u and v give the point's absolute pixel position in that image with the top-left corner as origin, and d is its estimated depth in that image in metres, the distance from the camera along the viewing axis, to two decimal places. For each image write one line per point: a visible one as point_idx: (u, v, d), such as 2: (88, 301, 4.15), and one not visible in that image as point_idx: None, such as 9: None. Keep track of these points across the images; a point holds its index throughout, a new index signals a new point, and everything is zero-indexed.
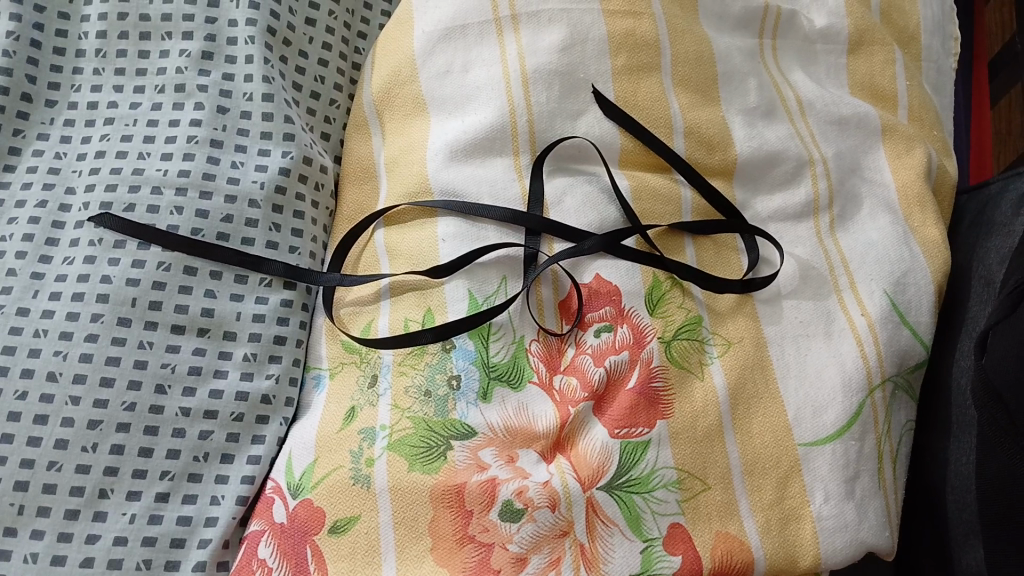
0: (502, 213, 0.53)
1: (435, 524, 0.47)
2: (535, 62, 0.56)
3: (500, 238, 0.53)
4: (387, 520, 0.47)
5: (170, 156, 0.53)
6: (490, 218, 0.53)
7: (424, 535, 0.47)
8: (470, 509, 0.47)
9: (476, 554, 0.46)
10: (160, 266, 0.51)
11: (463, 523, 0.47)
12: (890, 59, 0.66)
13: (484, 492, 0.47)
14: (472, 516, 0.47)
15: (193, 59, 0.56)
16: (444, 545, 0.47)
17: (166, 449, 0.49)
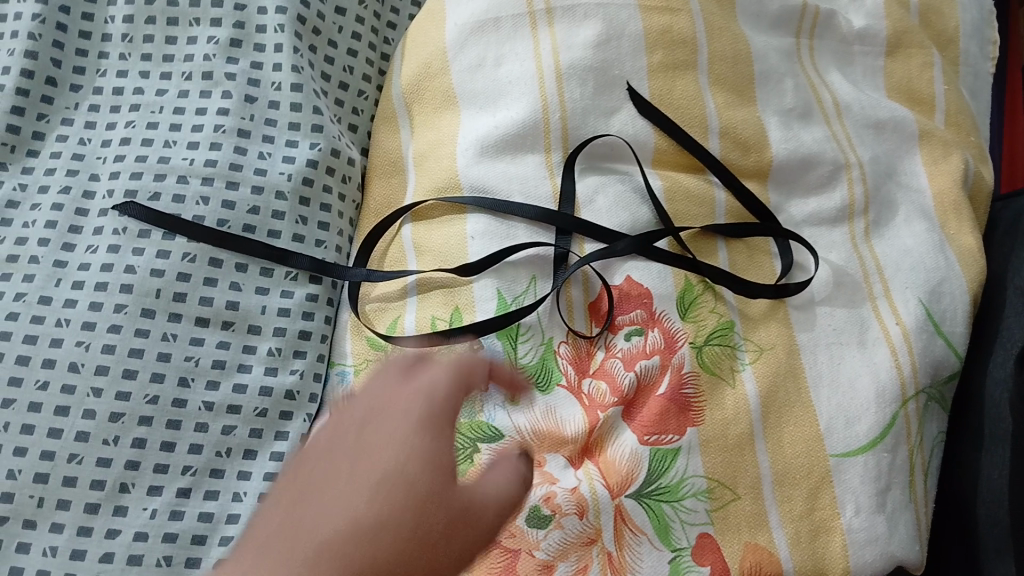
0: (532, 213, 0.52)
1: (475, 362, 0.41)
2: (570, 57, 0.54)
3: (530, 238, 0.52)
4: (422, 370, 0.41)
5: (197, 145, 0.52)
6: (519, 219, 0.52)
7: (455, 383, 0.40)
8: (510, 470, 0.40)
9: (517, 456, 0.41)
10: (185, 258, 0.49)
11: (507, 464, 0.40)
12: (929, 62, 0.64)
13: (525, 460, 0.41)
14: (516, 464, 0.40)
15: (221, 47, 0.55)
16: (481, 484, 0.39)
17: (188, 444, 0.47)
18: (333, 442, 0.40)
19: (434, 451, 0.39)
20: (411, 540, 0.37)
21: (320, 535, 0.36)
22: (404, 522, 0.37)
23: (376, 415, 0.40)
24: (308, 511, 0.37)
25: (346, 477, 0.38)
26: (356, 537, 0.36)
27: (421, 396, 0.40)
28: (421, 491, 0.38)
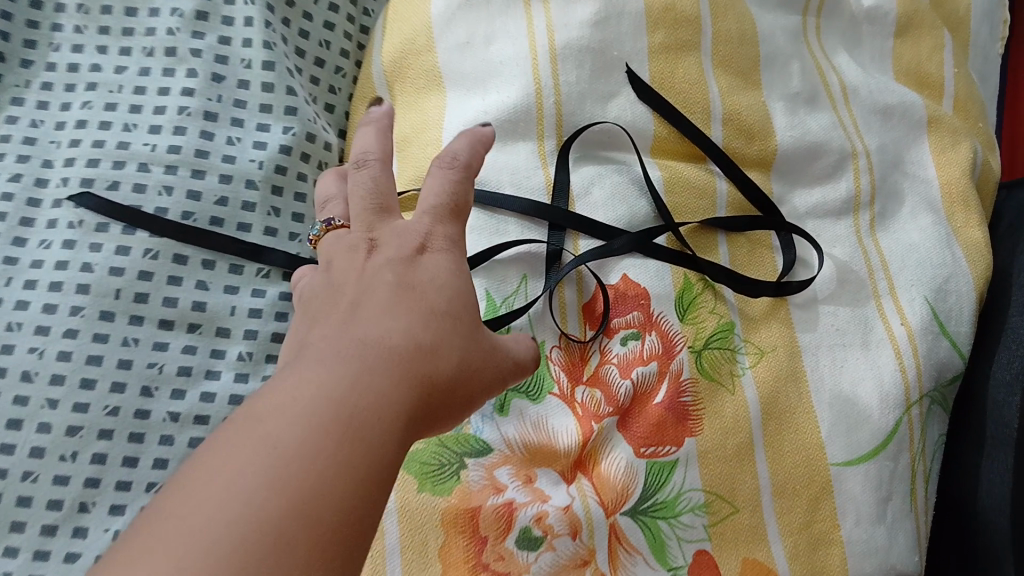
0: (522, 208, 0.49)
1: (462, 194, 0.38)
2: (565, 37, 0.51)
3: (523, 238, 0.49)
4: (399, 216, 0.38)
5: (159, 129, 0.48)
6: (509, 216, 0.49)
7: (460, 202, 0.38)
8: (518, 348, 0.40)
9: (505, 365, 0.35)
10: (147, 254, 0.46)
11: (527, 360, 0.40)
12: (938, 44, 0.61)
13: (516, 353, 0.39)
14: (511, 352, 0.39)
15: (186, 20, 0.50)
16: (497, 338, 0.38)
17: (152, 458, 0.44)
18: (348, 264, 0.36)
19: (453, 269, 0.36)
20: (462, 371, 0.35)
21: (368, 343, 0.32)
22: (442, 328, 0.34)
23: (408, 264, 0.36)
24: (330, 345, 0.32)
25: (388, 301, 0.34)
26: (414, 351, 0.33)
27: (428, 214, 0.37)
28: (463, 325, 0.35)
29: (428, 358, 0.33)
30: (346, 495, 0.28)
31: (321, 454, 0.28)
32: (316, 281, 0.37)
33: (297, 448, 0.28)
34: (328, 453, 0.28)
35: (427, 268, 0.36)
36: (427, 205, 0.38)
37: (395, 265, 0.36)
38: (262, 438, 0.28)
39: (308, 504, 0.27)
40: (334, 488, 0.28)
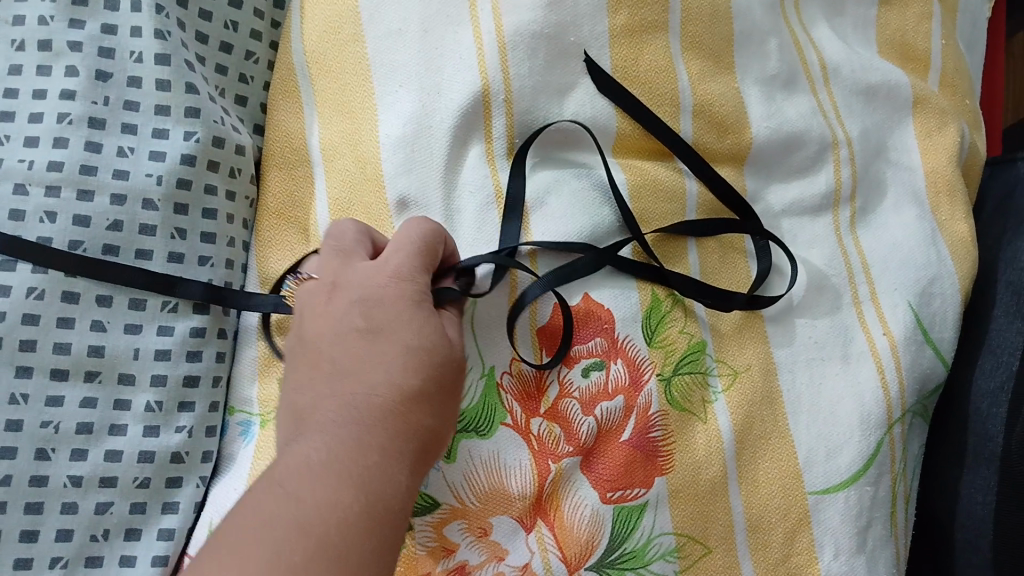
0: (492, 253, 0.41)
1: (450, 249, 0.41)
2: (514, 22, 0.44)
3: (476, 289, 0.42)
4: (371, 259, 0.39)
5: (36, 141, 0.40)
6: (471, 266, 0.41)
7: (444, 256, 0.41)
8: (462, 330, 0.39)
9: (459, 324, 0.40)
10: (31, 293, 0.39)
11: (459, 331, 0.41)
12: (927, 12, 0.56)
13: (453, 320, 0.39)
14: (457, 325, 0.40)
15: (61, 6, 0.42)
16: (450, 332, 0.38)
17: (54, 530, 0.38)
18: (320, 317, 0.38)
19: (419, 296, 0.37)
20: (446, 394, 0.37)
21: (363, 402, 0.35)
22: (429, 373, 0.36)
23: (371, 302, 0.37)
24: (326, 412, 0.35)
25: (366, 352, 0.36)
26: (403, 396, 0.35)
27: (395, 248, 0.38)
28: (441, 362, 0.36)
29: (416, 394, 0.35)
30: (365, 541, 0.32)
31: (341, 505, 0.32)
32: (295, 336, 0.39)
33: (319, 502, 0.31)
34: (344, 506, 0.32)
35: (389, 302, 0.37)
36: (405, 238, 0.38)
37: (364, 303, 0.37)
38: (278, 496, 0.31)
39: (335, 551, 0.31)
40: (353, 535, 0.31)
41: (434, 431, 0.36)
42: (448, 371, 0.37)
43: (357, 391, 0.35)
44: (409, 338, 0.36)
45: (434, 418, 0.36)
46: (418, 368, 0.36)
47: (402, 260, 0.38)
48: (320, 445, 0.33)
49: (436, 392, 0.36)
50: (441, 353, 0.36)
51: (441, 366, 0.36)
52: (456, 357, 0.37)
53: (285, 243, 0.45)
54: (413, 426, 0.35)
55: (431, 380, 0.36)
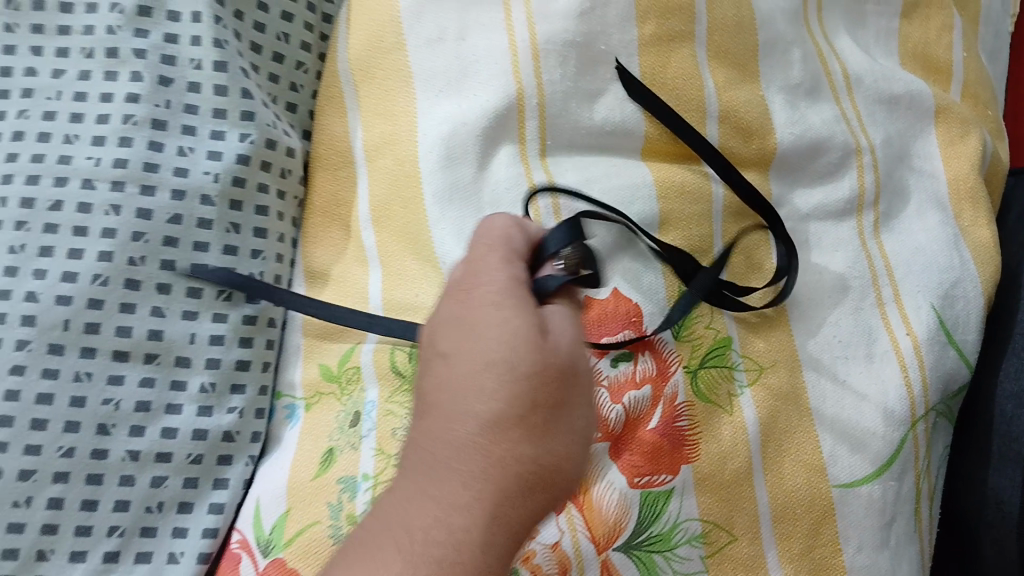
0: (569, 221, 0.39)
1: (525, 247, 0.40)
2: (547, 30, 0.46)
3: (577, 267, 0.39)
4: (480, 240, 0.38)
5: (102, 140, 0.43)
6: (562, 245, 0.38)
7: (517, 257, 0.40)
8: (567, 332, 0.36)
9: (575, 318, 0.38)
10: (96, 280, 0.42)
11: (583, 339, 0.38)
12: (948, 25, 0.57)
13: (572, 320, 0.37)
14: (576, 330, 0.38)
15: (127, 16, 0.45)
16: (549, 335, 0.36)
17: (112, 501, 0.41)
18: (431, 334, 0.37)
19: (506, 307, 0.35)
20: (542, 405, 0.34)
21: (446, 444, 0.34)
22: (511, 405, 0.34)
23: (463, 328, 0.35)
24: (419, 455, 0.35)
25: (454, 379, 0.35)
26: (486, 424, 0.34)
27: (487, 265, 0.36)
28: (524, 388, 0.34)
29: (504, 414, 0.34)
30: None
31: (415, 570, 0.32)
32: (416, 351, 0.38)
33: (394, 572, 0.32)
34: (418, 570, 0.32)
35: (476, 327, 0.35)
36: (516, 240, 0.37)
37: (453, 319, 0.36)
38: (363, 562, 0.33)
39: None
40: None
41: (536, 447, 0.34)
42: (539, 383, 0.34)
43: (447, 425, 0.34)
44: (490, 356, 0.34)
45: (530, 436, 0.34)
46: (505, 386, 0.34)
47: (498, 274, 0.36)
48: (413, 479, 0.34)
49: (526, 407, 0.34)
50: (527, 366, 0.34)
51: (528, 378, 0.34)
52: (550, 364, 0.35)
53: (332, 242, 0.49)
54: (507, 447, 0.34)
55: (518, 394, 0.34)
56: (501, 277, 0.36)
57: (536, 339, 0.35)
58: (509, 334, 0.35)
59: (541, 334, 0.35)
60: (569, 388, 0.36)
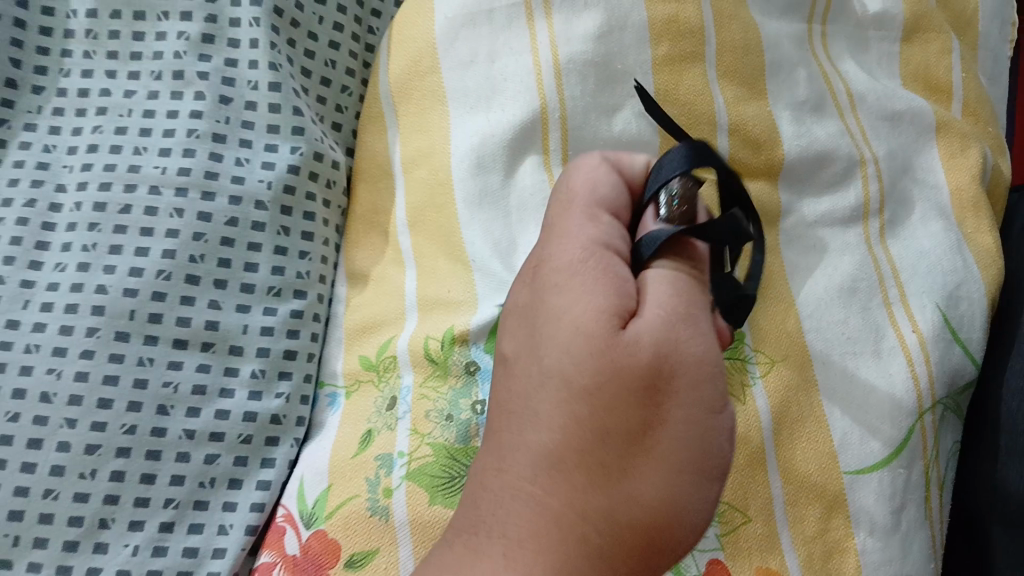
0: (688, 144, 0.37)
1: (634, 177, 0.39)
2: (569, 51, 0.51)
3: (694, 200, 0.36)
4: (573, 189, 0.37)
5: (169, 151, 0.49)
6: (675, 175, 0.36)
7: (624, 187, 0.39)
8: (656, 327, 0.33)
9: (691, 272, 0.36)
10: (160, 275, 0.46)
11: (702, 292, 0.35)
12: (947, 48, 0.61)
13: (684, 274, 0.35)
14: (695, 288, 0.35)
15: (193, 43, 0.51)
16: (642, 313, 0.34)
17: (169, 475, 0.45)
18: (507, 352, 0.36)
19: (589, 280, 0.34)
20: (613, 431, 0.33)
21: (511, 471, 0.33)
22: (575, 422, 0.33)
23: (535, 340, 0.35)
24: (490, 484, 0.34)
25: (524, 400, 0.34)
26: (551, 448, 0.33)
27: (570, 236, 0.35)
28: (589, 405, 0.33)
29: (565, 446, 0.32)
30: None
31: None
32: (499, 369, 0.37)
33: None
34: None
35: (545, 338, 0.34)
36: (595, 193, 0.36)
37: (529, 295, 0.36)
38: None
39: None
40: None
41: (606, 491, 0.32)
42: (608, 402, 0.33)
43: (514, 451, 0.33)
44: (558, 370, 0.33)
45: (596, 471, 0.32)
46: (569, 409, 0.33)
47: (576, 246, 0.35)
48: (482, 512, 0.33)
49: (591, 437, 0.32)
50: (588, 379, 0.33)
51: (593, 397, 0.33)
52: (624, 373, 0.33)
53: (371, 246, 0.53)
54: (567, 489, 0.32)
55: (582, 420, 0.33)
56: (579, 248, 0.35)
57: (610, 345, 0.33)
58: (577, 341, 0.33)
59: (617, 337, 0.33)
60: (653, 407, 0.33)
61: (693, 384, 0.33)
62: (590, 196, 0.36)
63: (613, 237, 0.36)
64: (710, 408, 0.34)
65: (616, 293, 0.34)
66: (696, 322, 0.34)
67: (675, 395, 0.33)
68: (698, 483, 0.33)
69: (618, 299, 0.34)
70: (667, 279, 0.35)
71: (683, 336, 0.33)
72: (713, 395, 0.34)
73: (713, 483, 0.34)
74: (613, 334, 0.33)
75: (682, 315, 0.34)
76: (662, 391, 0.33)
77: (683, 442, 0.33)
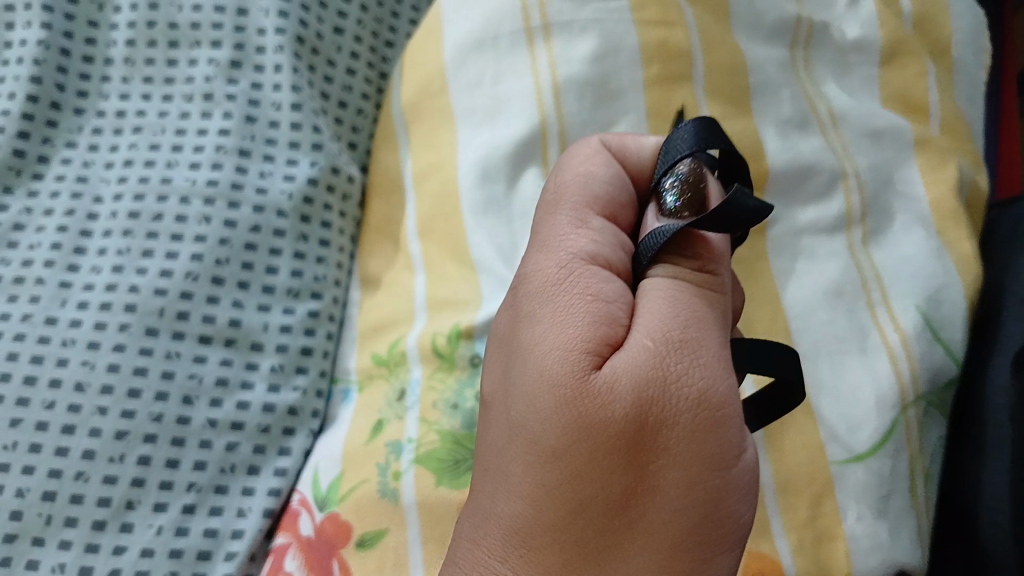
0: (695, 128, 0.39)
1: (642, 169, 0.42)
2: (567, 71, 0.55)
3: (702, 180, 0.38)
4: (571, 184, 0.40)
5: (198, 165, 0.53)
6: (683, 156, 0.38)
7: (632, 178, 0.42)
8: (637, 372, 0.33)
9: (694, 274, 0.36)
10: (188, 276, 0.50)
11: (703, 305, 0.35)
12: (923, 71, 0.64)
13: (684, 284, 0.36)
14: (695, 302, 0.35)
15: (222, 68, 0.56)
16: (625, 348, 0.34)
17: (192, 460, 0.48)
18: (496, 379, 0.37)
19: (568, 303, 0.35)
20: (591, 501, 0.33)
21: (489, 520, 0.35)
22: (548, 481, 0.33)
23: (513, 382, 0.36)
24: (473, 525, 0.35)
25: (503, 447, 0.35)
26: (523, 505, 0.34)
27: (555, 253, 0.37)
28: (561, 466, 0.33)
29: (539, 518, 0.33)
30: None
31: None
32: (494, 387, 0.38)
33: None
34: None
35: (522, 384, 0.35)
36: (589, 189, 0.39)
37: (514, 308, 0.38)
38: None
39: None
40: None
41: (584, 560, 0.33)
42: (584, 467, 0.33)
43: (493, 499, 0.35)
44: (531, 431, 0.34)
45: (576, 544, 0.33)
46: (542, 477, 0.33)
47: (555, 263, 0.37)
48: (465, 554, 0.35)
49: (567, 508, 0.33)
50: (560, 438, 0.33)
51: (564, 458, 0.33)
52: (598, 432, 0.33)
53: (383, 253, 0.57)
54: (544, 565, 0.33)
55: (555, 489, 0.33)
56: (553, 267, 0.37)
57: (584, 401, 0.33)
58: (549, 399, 0.34)
59: (592, 392, 0.33)
60: (637, 468, 0.33)
61: (683, 436, 0.33)
62: (584, 205, 0.39)
63: (606, 250, 0.37)
64: (708, 461, 0.33)
65: (593, 338, 0.34)
66: (689, 354, 0.33)
67: (661, 453, 0.33)
68: (694, 550, 0.33)
69: (598, 343, 0.34)
70: (663, 295, 0.35)
71: (670, 378, 0.33)
72: (708, 446, 0.33)
73: (716, 542, 0.33)
74: (587, 391, 0.33)
75: (673, 349, 0.33)
76: (646, 449, 0.33)
77: (674, 506, 0.32)
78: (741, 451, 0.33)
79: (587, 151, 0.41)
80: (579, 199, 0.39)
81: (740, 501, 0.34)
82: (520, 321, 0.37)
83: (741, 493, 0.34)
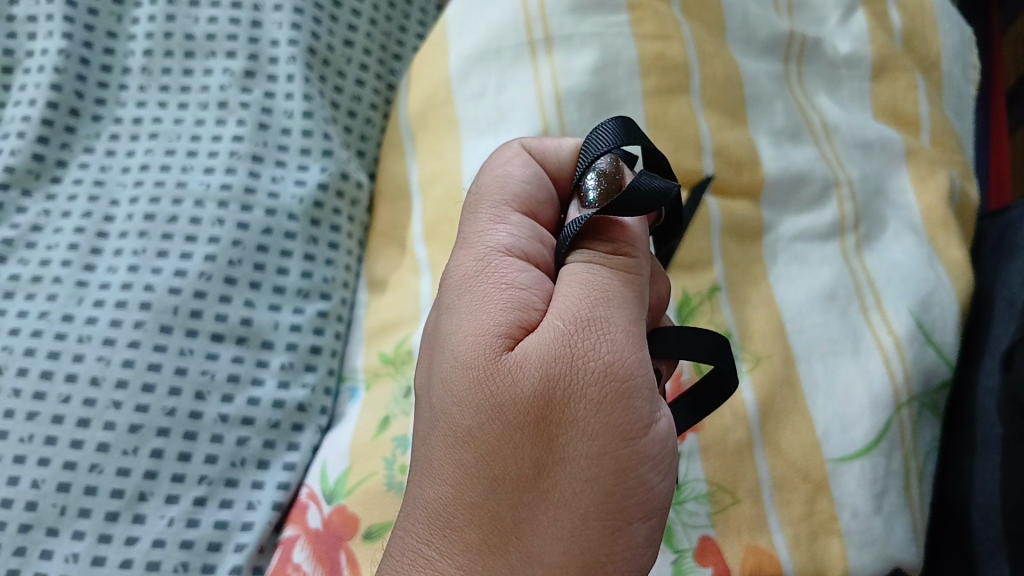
0: (615, 125, 0.41)
1: (561, 169, 0.43)
2: (568, 82, 0.57)
3: (619, 174, 0.39)
4: (493, 184, 0.42)
5: (212, 170, 0.55)
6: (602, 152, 0.40)
7: (553, 178, 0.43)
8: (546, 349, 0.34)
9: (609, 257, 0.37)
10: (202, 276, 0.52)
11: (618, 285, 0.36)
12: (913, 84, 0.66)
13: (598, 266, 0.37)
14: (608, 282, 0.36)
15: (236, 78, 0.58)
16: (536, 330, 0.35)
17: (204, 454, 0.49)
18: (425, 373, 0.39)
19: (481, 292, 0.37)
20: (502, 477, 0.34)
21: (415, 506, 0.36)
22: (463, 460, 0.35)
23: (435, 370, 0.37)
24: (404, 514, 0.37)
25: (428, 433, 0.37)
26: (443, 486, 0.35)
27: (473, 250, 0.39)
28: (474, 444, 0.35)
29: (456, 499, 0.35)
30: None
31: None
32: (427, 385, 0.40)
33: None
34: None
35: (442, 371, 0.37)
36: (507, 189, 0.41)
37: (438, 304, 0.40)
38: None
39: None
40: None
41: (499, 535, 0.34)
42: (495, 445, 0.34)
43: (420, 484, 0.36)
44: (448, 414, 0.36)
45: (491, 523, 0.34)
46: (457, 458, 0.35)
47: (473, 259, 0.39)
48: (395, 541, 0.37)
49: (481, 484, 0.34)
50: (474, 417, 0.35)
51: (478, 435, 0.34)
52: (508, 410, 0.34)
53: (390, 257, 0.59)
54: (459, 546, 0.34)
55: (470, 467, 0.34)
56: (469, 263, 0.39)
57: (495, 379, 0.34)
58: (463, 382, 0.35)
59: (503, 371, 0.34)
60: (547, 443, 0.34)
61: (591, 410, 0.34)
62: (502, 204, 0.41)
63: (524, 244, 0.39)
64: (614, 433, 0.33)
65: (505, 322, 0.36)
66: (597, 330, 0.34)
67: (570, 427, 0.34)
68: (607, 523, 0.33)
69: (512, 327, 0.36)
70: (576, 277, 0.36)
71: (578, 353, 0.34)
72: (616, 418, 0.34)
73: (628, 511, 0.34)
74: (496, 370, 0.35)
75: (581, 326, 0.34)
76: (554, 423, 0.34)
77: (583, 478, 0.33)
78: (651, 423, 0.34)
79: (515, 151, 0.43)
80: (498, 198, 0.41)
81: (653, 473, 0.34)
82: (441, 315, 0.39)
83: (653, 461, 0.34)
